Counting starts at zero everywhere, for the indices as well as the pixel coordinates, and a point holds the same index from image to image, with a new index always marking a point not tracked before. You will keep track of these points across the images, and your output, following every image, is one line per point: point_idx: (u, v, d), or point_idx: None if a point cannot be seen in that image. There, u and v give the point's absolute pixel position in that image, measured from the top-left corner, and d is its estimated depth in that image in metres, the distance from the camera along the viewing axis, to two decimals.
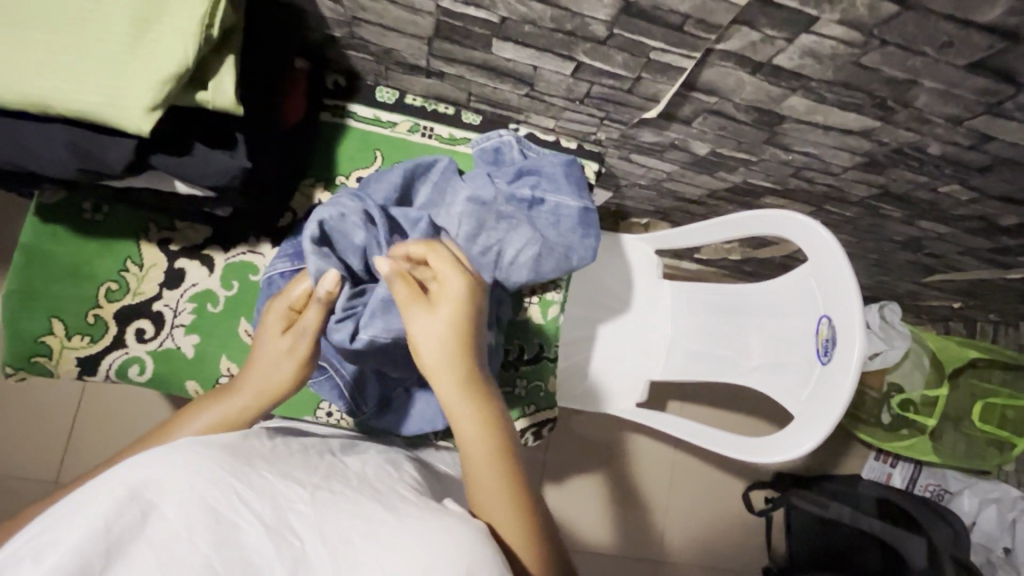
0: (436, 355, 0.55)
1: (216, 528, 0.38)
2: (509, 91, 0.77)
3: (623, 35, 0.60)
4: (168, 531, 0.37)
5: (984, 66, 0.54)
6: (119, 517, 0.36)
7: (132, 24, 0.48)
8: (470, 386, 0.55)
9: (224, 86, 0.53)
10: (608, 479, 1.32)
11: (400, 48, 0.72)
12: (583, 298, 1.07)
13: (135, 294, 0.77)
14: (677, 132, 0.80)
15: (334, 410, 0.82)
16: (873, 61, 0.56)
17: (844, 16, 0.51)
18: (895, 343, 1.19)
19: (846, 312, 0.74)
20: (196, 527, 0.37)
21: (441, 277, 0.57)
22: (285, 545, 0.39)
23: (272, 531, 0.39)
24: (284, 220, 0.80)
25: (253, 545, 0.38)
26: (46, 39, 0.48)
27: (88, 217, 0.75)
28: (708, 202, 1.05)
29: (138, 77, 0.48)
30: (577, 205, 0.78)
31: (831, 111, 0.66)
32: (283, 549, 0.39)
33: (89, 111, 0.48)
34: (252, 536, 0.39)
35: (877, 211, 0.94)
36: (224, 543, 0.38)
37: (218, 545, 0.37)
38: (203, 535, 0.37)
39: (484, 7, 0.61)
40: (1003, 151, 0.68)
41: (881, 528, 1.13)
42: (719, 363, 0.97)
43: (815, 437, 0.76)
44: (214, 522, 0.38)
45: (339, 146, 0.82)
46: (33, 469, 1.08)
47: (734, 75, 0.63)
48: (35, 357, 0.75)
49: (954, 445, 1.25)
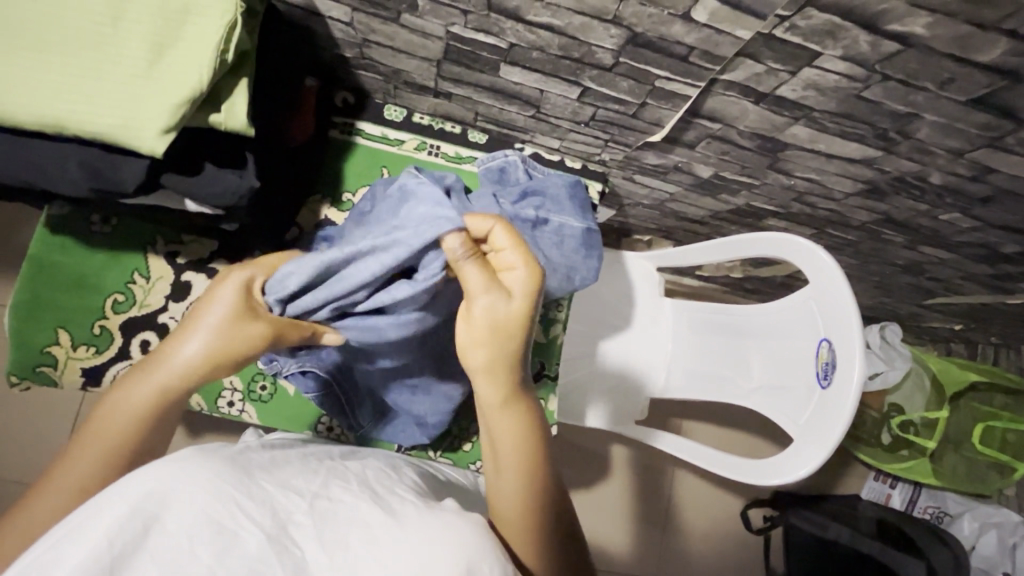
0: (497, 397, 0.49)
1: (218, 538, 0.38)
2: (515, 112, 0.78)
3: (628, 63, 0.61)
4: (170, 545, 0.36)
5: (985, 102, 0.54)
6: (123, 531, 0.35)
7: (148, 49, 0.49)
8: (524, 428, 0.50)
9: (237, 108, 0.54)
10: (607, 494, 1.32)
11: (409, 69, 0.73)
12: (585, 315, 1.08)
13: (141, 306, 0.77)
14: (680, 155, 0.81)
15: (334, 423, 0.82)
16: (875, 95, 0.57)
17: (847, 51, 0.51)
18: (895, 363, 1.18)
19: (847, 337, 0.74)
20: (199, 538, 0.37)
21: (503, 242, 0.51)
22: (285, 551, 0.39)
23: (274, 539, 0.39)
24: (291, 235, 0.81)
25: (255, 555, 0.38)
26: (63, 62, 0.49)
27: (97, 229, 0.76)
28: (710, 223, 1.05)
29: (153, 101, 0.49)
30: (581, 226, 0.79)
31: (833, 140, 0.67)
32: (286, 560, 0.39)
33: (102, 132, 0.49)
34: (254, 546, 0.38)
35: (879, 236, 0.94)
36: (227, 553, 0.37)
37: (220, 557, 0.37)
38: (205, 548, 0.37)
39: (492, 34, 0.62)
40: (1004, 183, 0.68)
41: (881, 550, 1.16)
42: (719, 382, 0.97)
43: (812, 461, 0.76)
44: (217, 533, 0.38)
45: (347, 163, 0.83)
46: (29, 477, 1.08)
47: (737, 104, 0.64)
48: (40, 366, 0.76)
49: (955, 468, 1.25)
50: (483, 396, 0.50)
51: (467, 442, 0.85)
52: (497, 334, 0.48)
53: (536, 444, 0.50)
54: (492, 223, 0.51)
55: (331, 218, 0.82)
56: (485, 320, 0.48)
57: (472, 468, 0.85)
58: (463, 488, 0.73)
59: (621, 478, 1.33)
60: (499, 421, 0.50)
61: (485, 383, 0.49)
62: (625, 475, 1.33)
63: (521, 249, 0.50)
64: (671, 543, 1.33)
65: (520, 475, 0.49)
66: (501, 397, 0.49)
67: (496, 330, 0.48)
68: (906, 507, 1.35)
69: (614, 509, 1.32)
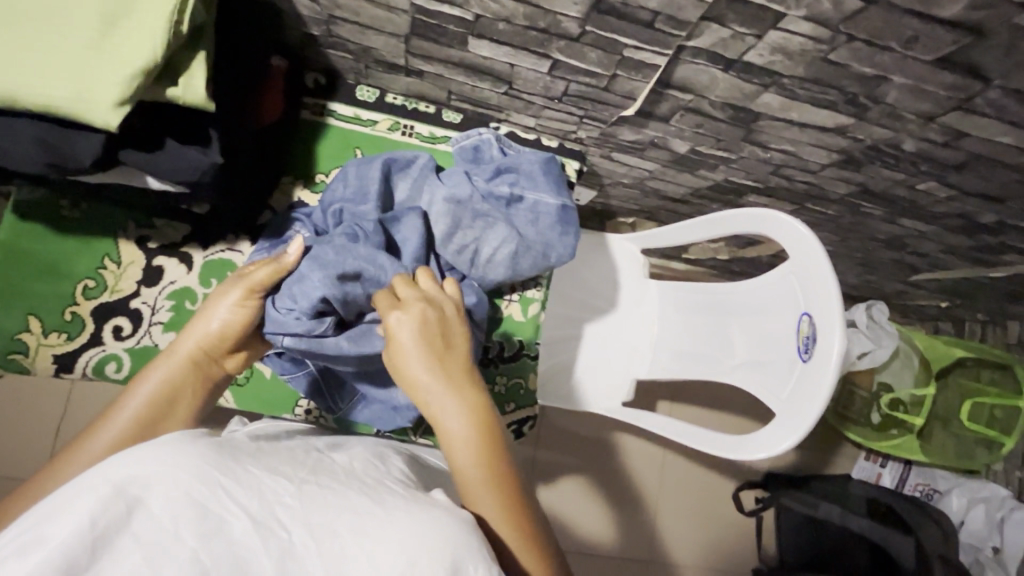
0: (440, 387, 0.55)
1: (201, 524, 0.37)
2: (488, 89, 0.78)
3: (595, 32, 0.61)
4: (154, 527, 0.36)
5: (952, 62, 0.54)
6: (105, 513, 0.35)
7: (99, 20, 0.49)
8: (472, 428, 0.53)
9: (195, 82, 0.53)
10: (600, 478, 1.31)
11: (378, 46, 0.72)
12: (568, 298, 1.07)
13: (113, 292, 0.77)
14: (656, 130, 0.80)
15: (313, 407, 0.81)
16: (841, 57, 0.56)
17: (810, 11, 0.51)
18: (883, 342, 1.17)
19: (827, 309, 0.74)
20: (181, 522, 0.37)
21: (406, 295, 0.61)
22: (269, 536, 0.39)
23: (259, 525, 0.39)
24: (264, 218, 0.80)
25: (240, 540, 0.38)
26: (14, 35, 0.48)
27: (66, 214, 0.76)
28: (692, 201, 1.05)
29: (105, 74, 0.48)
30: (557, 203, 0.77)
31: (805, 107, 0.67)
32: (271, 544, 0.38)
33: (57, 106, 0.48)
34: (239, 531, 0.38)
35: (858, 209, 0.94)
36: (213, 536, 0.37)
37: (207, 539, 0.37)
38: (189, 528, 0.37)
39: (458, 5, 0.61)
40: (976, 147, 0.68)
41: (869, 527, 1.16)
42: (703, 360, 0.97)
43: (794, 434, 0.77)
44: (201, 516, 0.38)
45: (320, 144, 0.82)
46: (14, 472, 1.08)
47: (707, 73, 0.64)
48: (11, 354, 0.75)
49: (944, 446, 1.25)
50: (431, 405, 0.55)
51: None
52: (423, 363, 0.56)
53: (491, 426, 0.54)
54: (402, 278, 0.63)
55: (304, 200, 0.81)
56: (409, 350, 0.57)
57: None
58: (447, 474, 0.73)
59: (614, 462, 1.32)
60: (448, 421, 0.54)
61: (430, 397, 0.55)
62: (618, 459, 1.32)
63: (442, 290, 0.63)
64: (663, 527, 1.33)
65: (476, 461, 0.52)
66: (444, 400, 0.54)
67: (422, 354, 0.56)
68: (896, 485, 1.35)
69: (608, 493, 1.31)
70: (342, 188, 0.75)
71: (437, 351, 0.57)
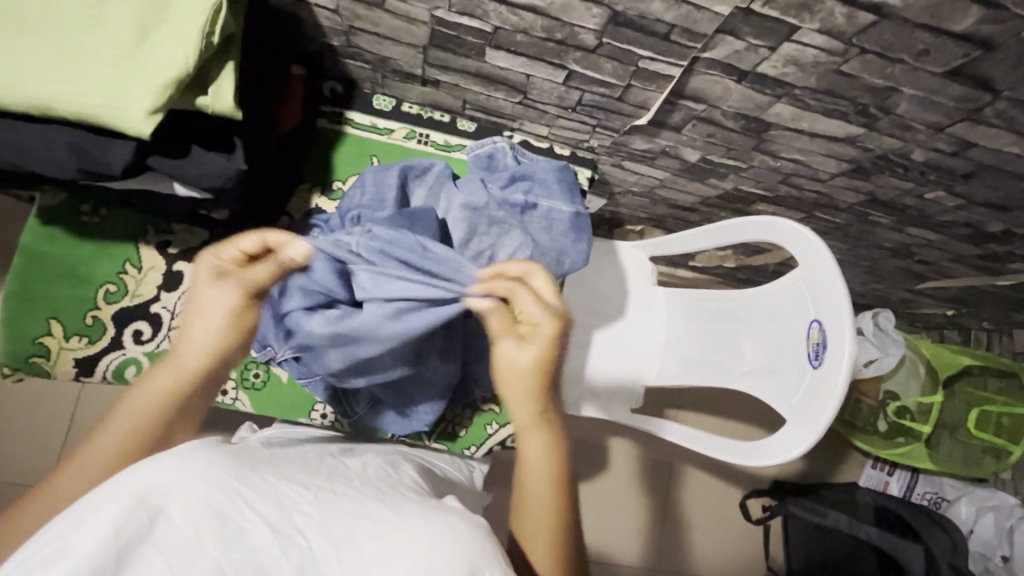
0: (528, 418, 0.58)
1: (221, 531, 0.38)
2: (503, 98, 0.79)
3: (611, 44, 0.62)
4: (176, 537, 0.36)
5: (963, 74, 0.55)
6: (128, 523, 0.35)
7: (132, 31, 0.50)
8: (551, 455, 0.57)
9: (224, 90, 0.55)
10: (607, 486, 1.31)
11: (396, 56, 0.74)
12: (577, 304, 1.08)
13: (133, 296, 0.78)
14: (667, 139, 0.81)
15: (328, 411, 0.82)
16: (853, 69, 0.57)
17: (824, 25, 0.52)
18: (890, 350, 1.18)
19: (838, 316, 0.75)
20: (203, 530, 0.37)
21: (522, 294, 0.58)
22: (289, 543, 0.39)
23: (278, 532, 0.39)
24: (282, 224, 0.81)
25: (260, 547, 0.38)
26: (50, 46, 0.49)
27: (88, 220, 0.77)
28: (700, 209, 1.06)
29: (139, 83, 0.50)
30: (570, 211, 0.79)
31: (816, 118, 0.68)
32: (291, 550, 0.39)
33: (91, 114, 0.50)
34: (258, 538, 0.39)
35: (867, 218, 0.95)
36: (232, 547, 0.37)
37: (227, 549, 0.37)
38: (210, 538, 0.37)
39: (477, 17, 0.63)
40: (985, 157, 0.69)
41: (879, 536, 1.16)
42: (713, 367, 0.97)
43: (805, 440, 0.77)
44: (221, 524, 0.38)
45: (337, 153, 0.84)
46: (25, 476, 1.08)
47: (720, 83, 0.65)
48: (32, 357, 0.76)
49: (951, 454, 1.25)
50: (516, 416, 0.59)
51: (462, 428, 0.85)
52: (522, 375, 0.58)
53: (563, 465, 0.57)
54: (518, 281, 0.59)
55: (321, 206, 0.83)
56: (519, 357, 0.58)
57: (465, 454, 0.85)
58: (458, 483, 0.73)
59: (623, 470, 1.31)
60: (529, 443, 0.57)
61: (519, 409, 0.58)
62: (624, 467, 1.32)
63: (546, 300, 0.58)
64: (670, 535, 1.33)
65: (546, 487, 0.56)
66: (531, 419, 0.58)
67: (529, 366, 0.58)
68: (904, 493, 1.35)
69: (617, 501, 1.31)
70: (360, 195, 0.75)
71: (544, 365, 0.58)
